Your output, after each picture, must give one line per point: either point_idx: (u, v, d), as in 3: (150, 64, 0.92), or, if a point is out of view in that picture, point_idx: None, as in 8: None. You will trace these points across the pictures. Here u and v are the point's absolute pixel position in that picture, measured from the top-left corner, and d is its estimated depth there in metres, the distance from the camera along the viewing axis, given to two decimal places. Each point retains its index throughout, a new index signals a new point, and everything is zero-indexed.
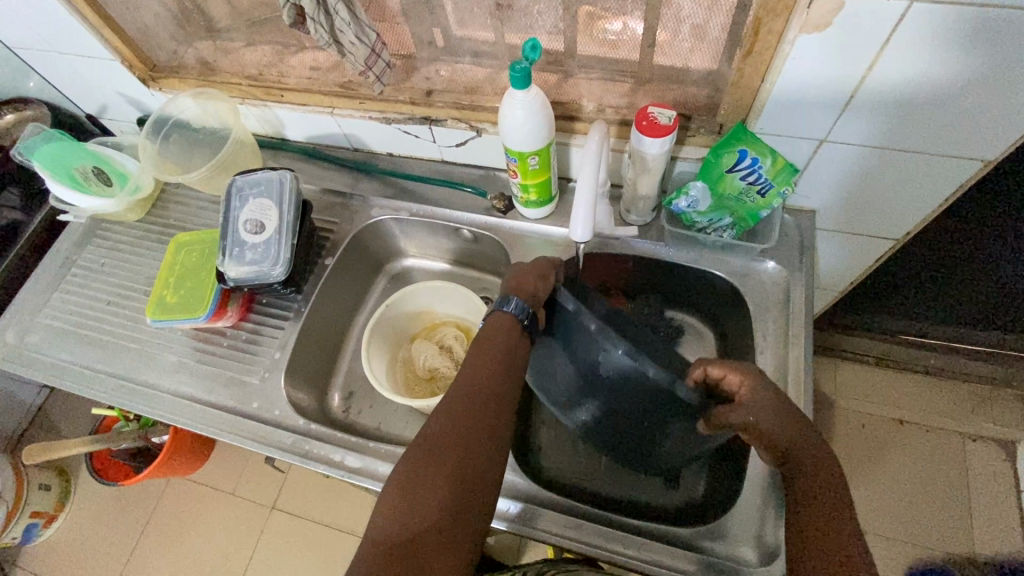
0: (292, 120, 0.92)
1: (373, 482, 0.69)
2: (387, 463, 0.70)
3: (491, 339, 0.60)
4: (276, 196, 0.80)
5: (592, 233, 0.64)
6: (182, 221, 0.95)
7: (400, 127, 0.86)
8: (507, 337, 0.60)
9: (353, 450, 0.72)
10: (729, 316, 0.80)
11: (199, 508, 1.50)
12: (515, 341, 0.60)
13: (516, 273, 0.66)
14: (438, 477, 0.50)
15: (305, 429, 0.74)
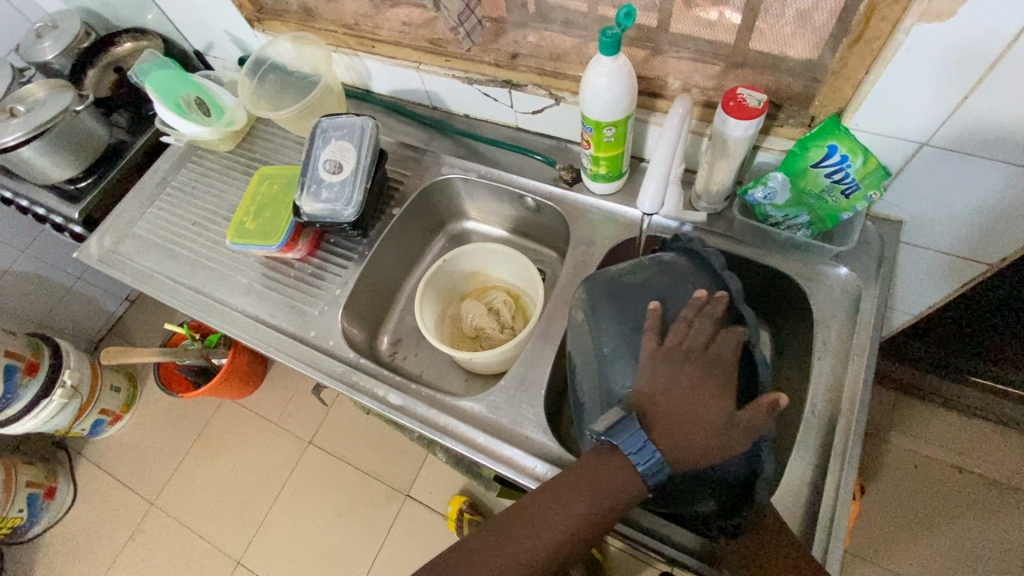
0: (379, 72, 0.96)
1: (410, 420, 0.72)
2: (426, 405, 0.73)
3: (603, 490, 0.53)
4: (358, 141, 0.83)
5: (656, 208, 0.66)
6: (267, 158, 1.01)
7: (480, 88, 0.87)
8: (623, 491, 0.53)
9: (394, 389, 0.75)
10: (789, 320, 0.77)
11: (242, 431, 1.61)
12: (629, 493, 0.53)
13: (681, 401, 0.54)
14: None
15: (354, 361, 0.78)
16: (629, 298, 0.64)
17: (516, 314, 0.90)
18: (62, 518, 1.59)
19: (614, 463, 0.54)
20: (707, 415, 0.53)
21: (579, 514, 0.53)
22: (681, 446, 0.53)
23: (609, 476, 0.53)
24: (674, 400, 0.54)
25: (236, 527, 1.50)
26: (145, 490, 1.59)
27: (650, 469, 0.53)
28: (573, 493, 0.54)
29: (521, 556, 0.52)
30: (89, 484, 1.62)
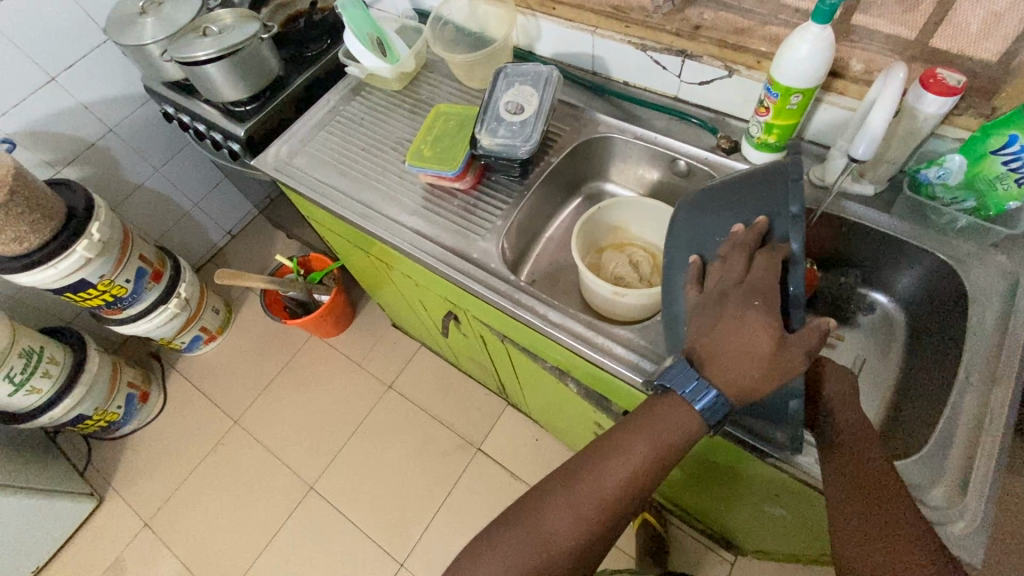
0: (550, 34, 1.03)
1: (570, 337, 0.78)
2: (584, 326, 0.79)
3: (665, 430, 0.59)
4: (538, 86, 0.90)
5: (867, 154, 0.72)
6: (431, 100, 1.09)
7: (653, 56, 0.93)
8: (685, 429, 0.59)
9: (559, 311, 0.81)
10: (935, 303, 0.81)
11: (326, 368, 1.70)
12: (692, 431, 0.59)
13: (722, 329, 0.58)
14: (595, 515, 0.58)
15: (515, 283, 0.85)
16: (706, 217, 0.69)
17: (653, 269, 0.96)
18: (150, 422, 1.70)
19: (668, 410, 0.60)
20: (751, 348, 0.55)
21: (645, 451, 0.59)
22: (729, 381, 0.57)
23: (668, 421, 0.59)
24: (715, 346, 0.58)
25: (312, 454, 1.58)
26: (229, 408, 1.68)
27: (708, 405, 0.58)
28: (639, 433, 0.60)
29: (587, 505, 0.58)
30: (178, 395, 1.73)
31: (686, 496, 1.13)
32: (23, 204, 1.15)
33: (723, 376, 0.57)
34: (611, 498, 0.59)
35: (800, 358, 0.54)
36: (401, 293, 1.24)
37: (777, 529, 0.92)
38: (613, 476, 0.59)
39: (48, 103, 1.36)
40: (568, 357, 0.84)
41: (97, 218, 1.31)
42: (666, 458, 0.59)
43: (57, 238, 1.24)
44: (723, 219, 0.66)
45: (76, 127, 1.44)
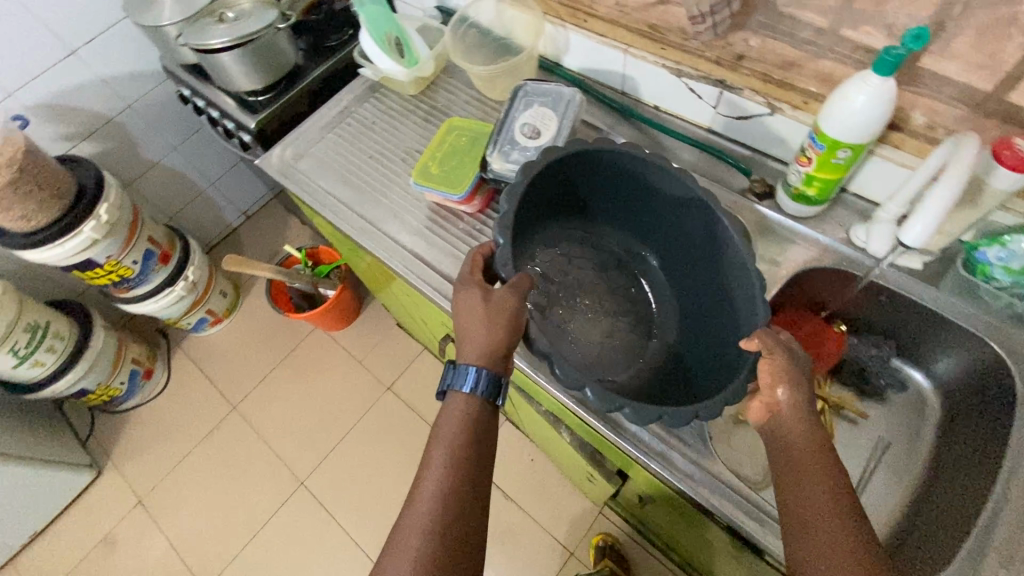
0: (579, 47, 0.95)
1: None
2: None
3: (451, 426, 0.63)
4: (559, 108, 0.82)
5: (921, 241, 0.65)
6: (447, 109, 1.03)
7: (688, 83, 0.85)
8: (468, 410, 0.63)
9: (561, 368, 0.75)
10: (976, 391, 0.73)
11: (328, 362, 1.68)
12: (477, 410, 0.64)
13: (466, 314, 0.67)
14: (413, 547, 0.55)
15: None
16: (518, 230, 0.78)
17: None
18: (152, 399, 1.71)
19: (458, 402, 0.64)
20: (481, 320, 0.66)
21: (442, 455, 0.61)
22: (479, 353, 0.65)
23: (456, 414, 0.63)
24: (468, 332, 0.66)
25: (305, 449, 1.57)
26: (229, 393, 1.68)
27: (479, 379, 0.64)
28: (433, 441, 0.62)
29: (414, 535, 0.56)
30: (181, 374, 1.73)
31: (688, 550, 1.06)
32: (31, 181, 1.14)
33: (473, 349, 0.65)
34: (434, 522, 0.56)
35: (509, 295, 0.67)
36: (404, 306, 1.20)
37: None
38: (425, 497, 0.58)
39: (65, 76, 1.34)
40: (566, 412, 0.79)
41: (106, 199, 1.29)
42: (464, 452, 0.61)
43: (64, 217, 1.22)
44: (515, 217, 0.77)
45: (93, 102, 1.41)
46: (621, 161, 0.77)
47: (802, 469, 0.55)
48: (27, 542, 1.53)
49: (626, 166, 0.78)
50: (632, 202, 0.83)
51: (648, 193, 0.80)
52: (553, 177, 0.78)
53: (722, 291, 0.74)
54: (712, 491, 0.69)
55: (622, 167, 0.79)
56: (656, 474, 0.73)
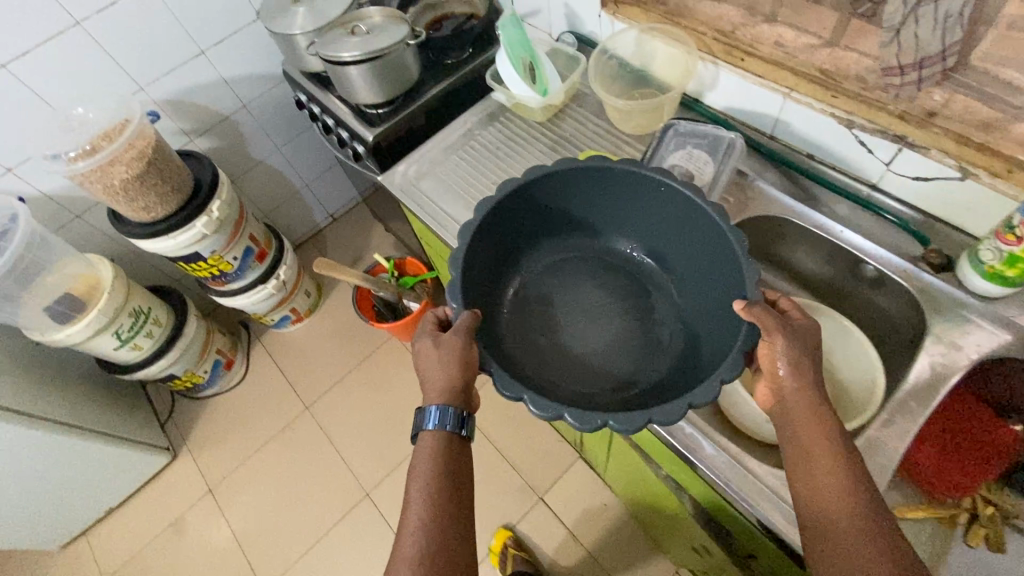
0: (728, 86, 0.89)
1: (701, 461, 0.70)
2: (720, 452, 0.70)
3: (422, 470, 0.63)
4: (716, 153, 0.76)
5: None
6: (575, 138, 0.99)
7: (859, 135, 0.78)
8: (440, 452, 0.64)
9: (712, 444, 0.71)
10: None
11: (402, 371, 1.69)
12: (451, 450, 0.64)
13: (424, 360, 0.67)
14: None
15: None
16: (485, 269, 0.78)
17: None
18: (229, 389, 1.74)
19: (428, 441, 0.64)
20: (439, 362, 0.65)
21: (416, 498, 0.61)
22: (443, 392, 0.65)
23: (425, 459, 0.64)
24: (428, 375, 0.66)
25: (373, 459, 1.57)
26: (303, 392, 1.70)
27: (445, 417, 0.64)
28: (405, 488, 0.62)
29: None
30: (258, 367, 1.76)
31: None
32: (156, 176, 1.18)
33: (436, 388, 0.65)
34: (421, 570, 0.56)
35: (459, 330, 0.66)
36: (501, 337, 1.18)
37: None
38: (407, 548, 0.58)
39: (192, 74, 1.38)
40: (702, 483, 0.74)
41: (219, 195, 1.32)
42: (438, 494, 0.61)
43: (180, 211, 1.26)
44: (485, 254, 0.77)
45: (214, 100, 1.46)
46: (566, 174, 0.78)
47: (817, 474, 0.56)
48: (103, 515, 1.58)
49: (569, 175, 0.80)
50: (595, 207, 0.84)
51: (607, 190, 0.81)
52: (505, 215, 0.78)
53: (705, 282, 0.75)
54: None
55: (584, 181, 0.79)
56: (805, 570, 0.67)
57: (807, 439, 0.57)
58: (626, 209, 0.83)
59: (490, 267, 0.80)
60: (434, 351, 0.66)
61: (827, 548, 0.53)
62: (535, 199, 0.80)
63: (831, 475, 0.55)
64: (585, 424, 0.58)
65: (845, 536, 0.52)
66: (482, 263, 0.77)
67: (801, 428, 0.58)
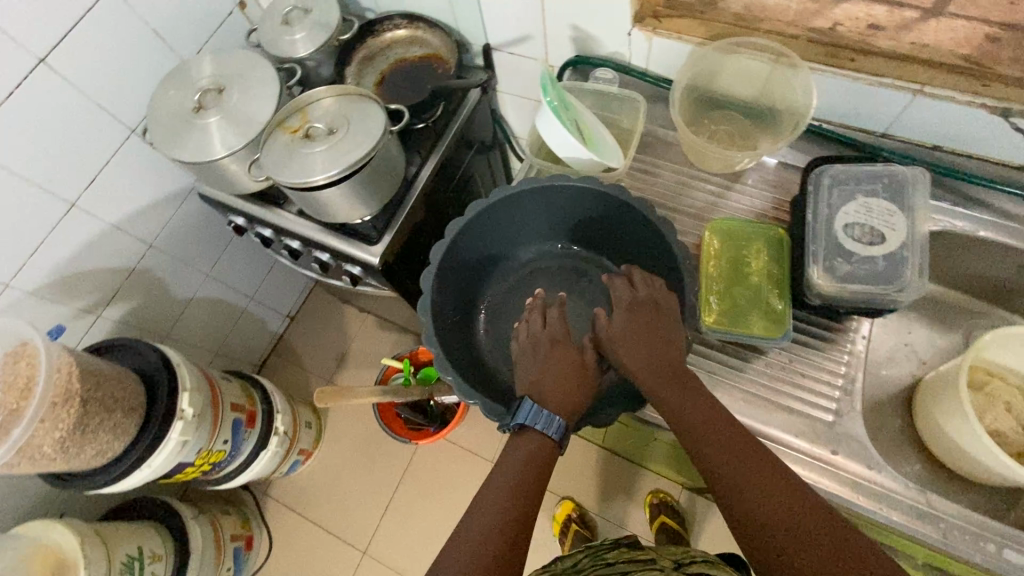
0: (830, 93, 0.72)
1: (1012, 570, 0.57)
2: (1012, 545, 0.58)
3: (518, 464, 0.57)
4: (901, 198, 0.63)
5: None
6: (656, 196, 0.79)
7: (1017, 125, 0.65)
8: (536, 457, 0.57)
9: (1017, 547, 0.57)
10: None
11: (453, 469, 1.46)
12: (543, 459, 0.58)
13: (548, 364, 0.62)
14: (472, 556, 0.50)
15: (924, 498, 0.60)
16: (454, 336, 0.69)
17: None
18: (258, 568, 1.43)
19: (534, 439, 0.58)
20: (573, 369, 0.63)
21: (503, 484, 0.55)
22: (564, 400, 0.60)
23: (518, 456, 0.57)
24: (546, 375, 0.62)
25: None
26: (351, 536, 1.43)
27: (551, 425, 0.58)
28: (484, 484, 0.57)
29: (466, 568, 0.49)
30: (282, 528, 1.46)
31: None
32: (99, 410, 0.84)
33: (564, 393, 0.61)
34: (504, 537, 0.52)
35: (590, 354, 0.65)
36: (620, 440, 1.00)
37: None
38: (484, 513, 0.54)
39: (70, 239, 0.99)
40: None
41: (184, 386, 0.98)
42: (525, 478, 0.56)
43: (143, 431, 0.92)
44: (449, 323, 0.68)
45: (110, 256, 1.07)
46: (484, 217, 0.70)
47: (670, 399, 0.57)
48: None
49: (489, 214, 0.71)
50: (520, 225, 0.74)
51: (520, 211, 0.72)
52: (446, 272, 0.68)
53: (640, 247, 0.70)
54: None
55: (497, 214, 0.70)
56: None
57: (634, 351, 0.61)
58: (551, 219, 0.74)
59: (454, 320, 0.70)
60: (572, 361, 0.63)
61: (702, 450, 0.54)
62: (462, 250, 0.70)
63: (683, 388, 0.58)
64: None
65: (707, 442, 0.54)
66: (452, 334, 0.68)
67: (631, 345, 0.61)
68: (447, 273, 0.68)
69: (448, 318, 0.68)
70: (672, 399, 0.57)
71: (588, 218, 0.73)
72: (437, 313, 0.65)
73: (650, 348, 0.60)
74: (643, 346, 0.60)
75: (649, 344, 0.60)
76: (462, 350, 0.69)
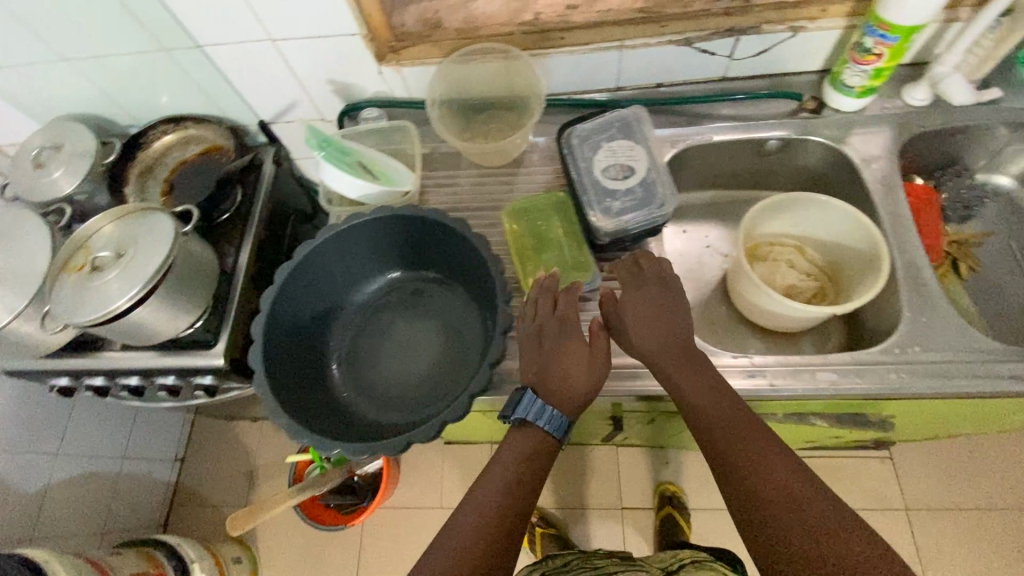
0: (560, 69, 0.85)
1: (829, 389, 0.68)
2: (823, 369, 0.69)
3: (522, 444, 0.62)
4: (633, 133, 0.74)
5: None
6: (459, 201, 0.86)
7: (698, 47, 0.81)
8: (534, 442, 0.62)
9: (832, 370, 0.69)
10: None
11: (405, 534, 1.40)
12: (538, 445, 0.62)
13: (546, 356, 0.64)
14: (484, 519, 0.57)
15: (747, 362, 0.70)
16: (311, 399, 0.68)
17: (810, 259, 0.85)
18: None
19: (533, 430, 0.62)
20: (578, 356, 0.64)
21: (516, 456, 0.61)
22: (567, 395, 0.62)
23: (517, 441, 0.62)
24: (545, 367, 0.64)
25: None
26: None
27: (552, 423, 0.62)
28: (499, 450, 0.62)
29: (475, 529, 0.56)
30: None
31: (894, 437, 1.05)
32: None
33: (563, 380, 0.63)
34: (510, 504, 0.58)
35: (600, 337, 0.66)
36: None
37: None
38: (497, 475, 0.60)
39: None
40: (838, 404, 0.72)
41: None
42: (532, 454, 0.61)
43: None
44: (298, 390, 0.67)
45: None
46: (297, 278, 0.70)
47: (690, 383, 0.62)
48: None
49: (303, 273, 0.71)
50: (341, 272, 0.75)
51: (332, 259, 0.73)
52: (277, 343, 0.67)
53: (450, 247, 0.73)
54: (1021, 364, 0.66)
55: (310, 270, 0.71)
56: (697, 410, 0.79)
57: (645, 333, 0.65)
58: (366, 254, 0.75)
59: (307, 385, 0.69)
60: (582, 346, 0.65)
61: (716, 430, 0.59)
62: (288, 316, 0.69)
63: (700, 374, 0.63)
64: (458, 414, 0.59)
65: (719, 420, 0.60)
66: (305, 399, 0.67)
67: (644, 326, 0.65)
68: (278, 343, 0.67)
69: (297, 386, 0.67)
70: (691, 382, 0.62)
71: (396, 239, 0.74)
72: (280, 385, 0.64)
73: (664, 335, 0.64)
74: (661, 330, 0.65)
75: (665, 329, 0.65)
76: (322, 410, 0.68)
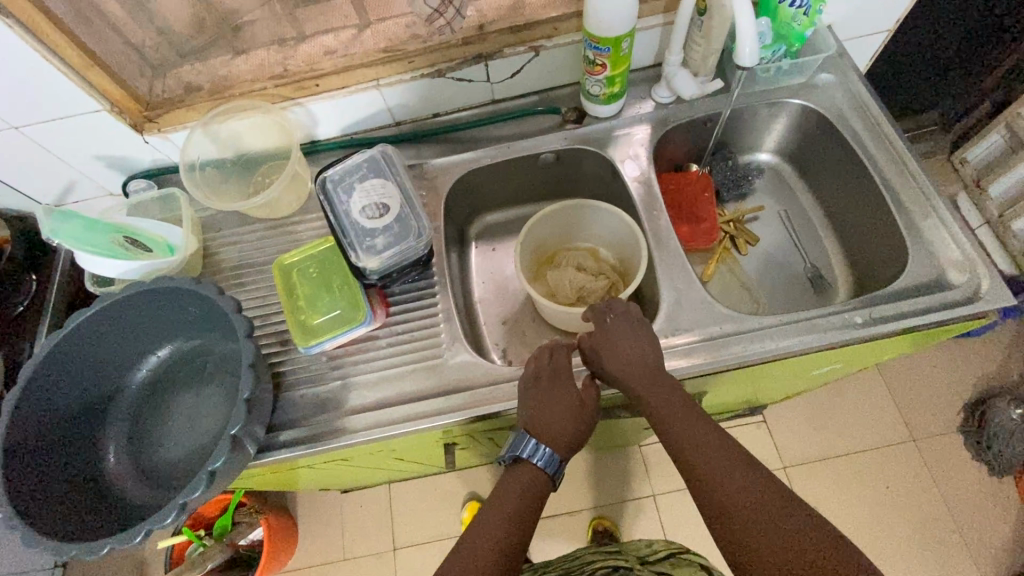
0: (328, 113, 0.86)
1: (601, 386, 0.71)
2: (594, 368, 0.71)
3: (513, 487, 0.63)
4: (384, 170, 0.76)
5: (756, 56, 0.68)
6: (248, 259, 0.85)
7: (453, 76, 0.83)
8: (528, 484, 0.64)
9: None
10: (812, 151, 0.90)
11: None
12: (532, 489, 0.64)
13: (538, 402, 0.66)
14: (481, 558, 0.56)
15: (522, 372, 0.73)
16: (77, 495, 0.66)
17: (597, 260, 0.89)
18: None
19: (527, 471, 0.64)
20: (570, 402, 0.67)
21: (511, 497, 0.62)
22: (564, 433, 0.65)
23: (512, 486, 0.63)
24: (540, 411, 0.66)
25: None
26: None
27: (546, 462, 0.64)
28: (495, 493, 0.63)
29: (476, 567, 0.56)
30: None
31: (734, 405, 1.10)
32: None
33: (558, 425, 0.65)
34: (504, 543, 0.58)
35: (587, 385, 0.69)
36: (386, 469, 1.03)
37: (826, 377, 0.95)
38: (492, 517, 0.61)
39: None
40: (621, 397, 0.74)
41: None
42: (525, 495, 0.63)
43: None
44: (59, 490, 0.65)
45: None
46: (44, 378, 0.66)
47: (668, 404, 0.64)
48: None
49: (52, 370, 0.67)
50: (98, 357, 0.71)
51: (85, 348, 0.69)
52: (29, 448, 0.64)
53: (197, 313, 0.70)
54: (768, 331, 0.71)
55: (56, 365, 0.67)
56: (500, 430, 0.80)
57: (626, 365, 0.66)
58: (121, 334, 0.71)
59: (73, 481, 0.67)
60: (571, 390, 0.67)
61: (695, 448, 0.61)
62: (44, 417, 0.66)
63: (674, 393, 0.64)
64: (200, 487, 0.59)
65: (700, 436, 0.61)
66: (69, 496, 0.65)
67: (623, 358, 0.67)
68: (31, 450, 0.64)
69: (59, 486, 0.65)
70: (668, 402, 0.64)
71: (145, 315, 0.71)
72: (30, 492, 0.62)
73: (643, 360, 0.66)
74: (637, 355, 0.67)
75: (641, 356, 0.67)
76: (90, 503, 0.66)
